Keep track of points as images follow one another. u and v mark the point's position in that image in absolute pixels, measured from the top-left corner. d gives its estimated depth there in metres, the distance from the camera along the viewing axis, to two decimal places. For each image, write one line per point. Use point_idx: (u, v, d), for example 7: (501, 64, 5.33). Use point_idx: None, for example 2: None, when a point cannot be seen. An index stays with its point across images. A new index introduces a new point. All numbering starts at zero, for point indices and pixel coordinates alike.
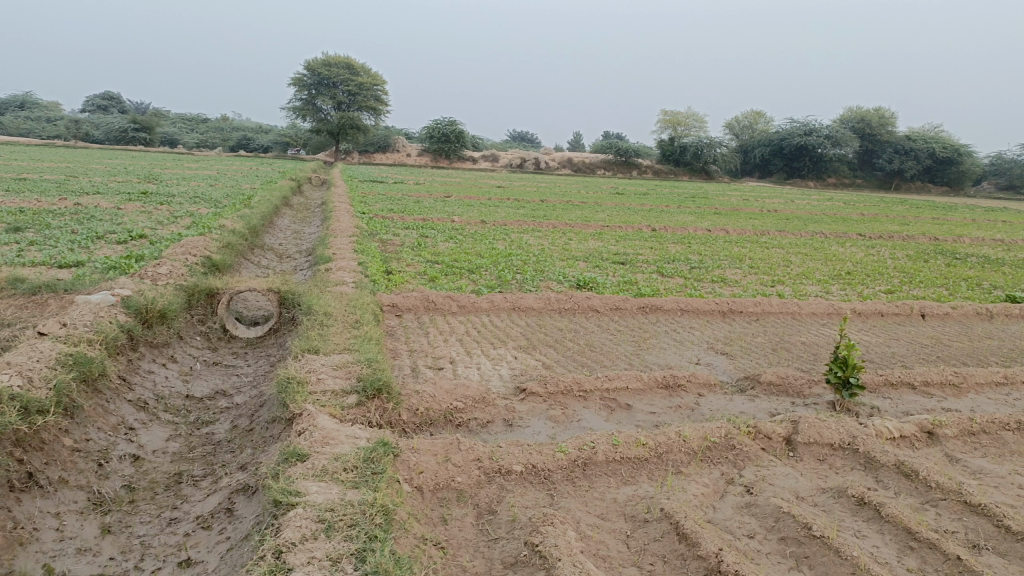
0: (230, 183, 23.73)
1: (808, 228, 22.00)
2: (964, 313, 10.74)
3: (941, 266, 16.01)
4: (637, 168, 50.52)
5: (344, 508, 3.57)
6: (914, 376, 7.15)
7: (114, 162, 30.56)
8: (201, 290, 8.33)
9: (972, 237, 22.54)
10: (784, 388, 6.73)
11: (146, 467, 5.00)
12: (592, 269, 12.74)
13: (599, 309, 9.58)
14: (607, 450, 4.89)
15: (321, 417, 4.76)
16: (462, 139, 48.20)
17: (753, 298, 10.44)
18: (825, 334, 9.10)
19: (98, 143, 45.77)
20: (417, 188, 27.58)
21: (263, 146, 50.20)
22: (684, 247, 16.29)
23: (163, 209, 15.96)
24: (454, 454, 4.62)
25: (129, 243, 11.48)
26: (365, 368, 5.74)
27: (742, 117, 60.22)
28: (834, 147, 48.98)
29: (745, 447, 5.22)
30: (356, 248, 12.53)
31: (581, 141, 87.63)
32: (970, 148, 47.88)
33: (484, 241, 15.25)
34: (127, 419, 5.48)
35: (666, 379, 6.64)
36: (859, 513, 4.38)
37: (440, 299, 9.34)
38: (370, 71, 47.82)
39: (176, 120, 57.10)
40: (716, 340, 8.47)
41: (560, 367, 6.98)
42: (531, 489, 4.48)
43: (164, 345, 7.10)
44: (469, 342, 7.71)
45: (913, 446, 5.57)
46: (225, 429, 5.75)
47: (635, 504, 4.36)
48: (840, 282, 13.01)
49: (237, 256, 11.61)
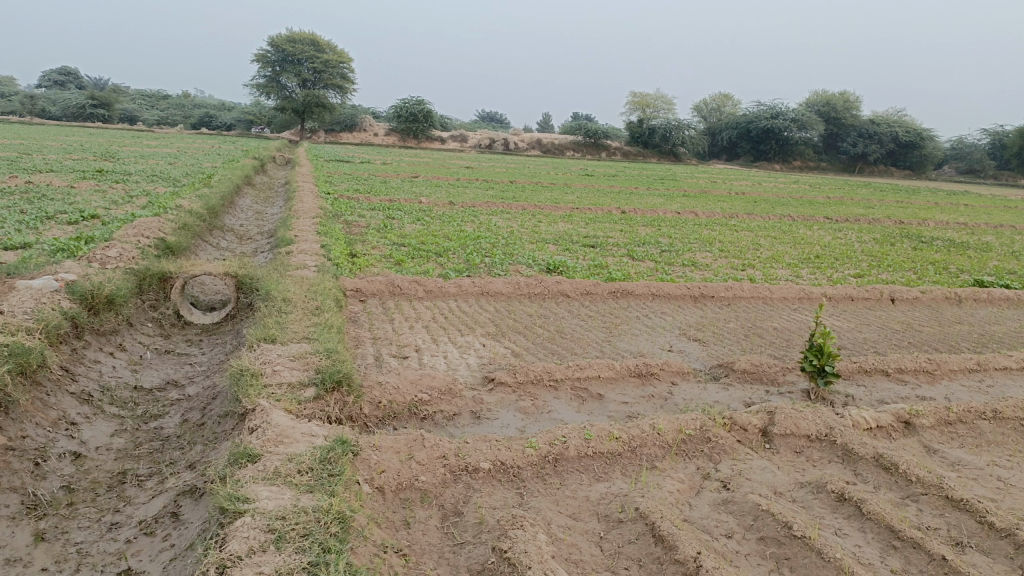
0: (190, 161, 23.01)
1: (776, 211, 22.02)
2: (933, 297, 10.74)
3: (908, 249, 16.07)
4: (607, 150, 50.31)
5: (296, 516, 3.30)
6: (888, 363, 7.05)
7: (69, 139, 29.51)
8: (153, 274, 7.92)
9: (937, 221, 22.76)
10: (758, 376, 6.57)
11: (88, 465, 4.66)
12: (561, 252, 12.51)
13: (569, 294, 9.36)
14: (579, 445, 4.67)
15: (275, 413, 4.47)
16: (430, 118, 47.51)
17: (724, 283, 10.29)
18: (797, 320, 8.99)
19: (53, 119, 44.32)
20: (384, 168, 27.06)
21: (226, 124, 49.05)
22: (654, 230, 16.12)
23: (119, 188, 15.36)
24: (418, 451, 4.36)
25: (80, 223, 10.96)
26: (324, 358, 5.44)
27: (710, 99, 60.35)
28: (801, 130, 49.26)
29: (721, 439, 5.04)
30: (319, 230, 12.13)
31: (551, 122, 87.38)
32: (932, 131, 48.54)
33: (452, 222, 14.93)
34: (68, 413, 5.12)
35: (639, 367, 6.44)
36: (839, 511, 4.22)
37: (406, 283, 9.04)
38: (335, 48, 46.80)
39: (136, 96, 55.51)
40: (689, 326, 8.30)
41: (530, 355, 6.74)
42: (500, 488, 4.24)
43: (112, 333, 6.72)
44: (435, 328, 7.43)
45: (890, 436, 5.45)
46: (174, 424, 5.43)
47: (609, 503, 4.15)
48: (810, 265, 12.94)
49: (194, 238, 11.16)
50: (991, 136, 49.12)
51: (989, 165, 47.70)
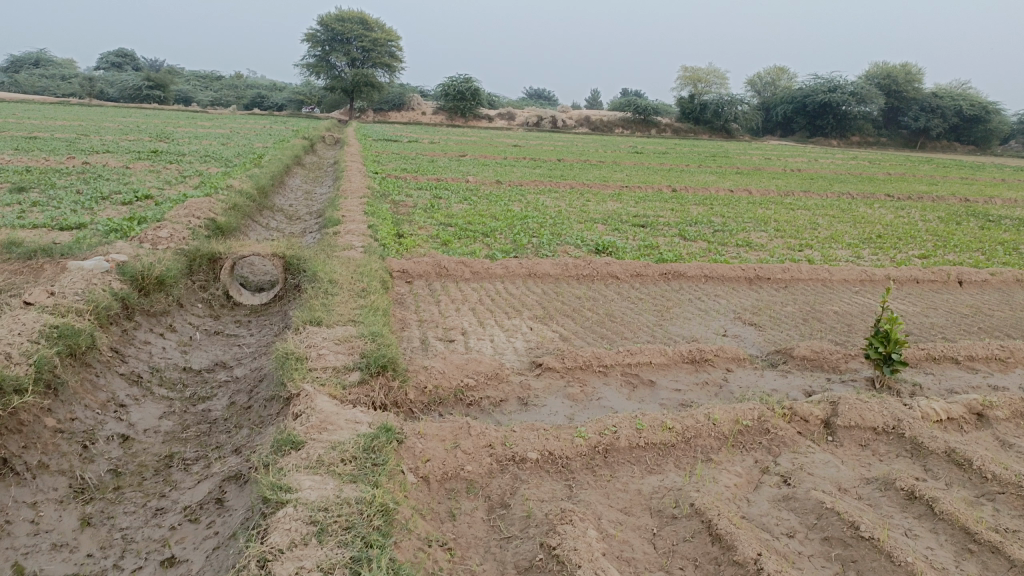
0: (242, 141, 23.23)
1: (834, 189, 21.28)
2: (1004, 280, 10.18)
3: (975, 228, 15.34)
4: (657, 126, 49.35)
5: (339, 508, 3.21)
6: (958, 350, 6.67)
7: (127, 120, 30.13)
8: (203, 255, 7.94)
9: (1005, 198, 21.71)
10: (817, 363, 6.29)
11: (136, 448, 4.66)
12: (610, 232, 12.24)
13: (619, 276, 9.13)
14: (630, 435, 4.49)
15: (320, 399, 4.39)
16: (478, 96, 47.22)
17: (781, 264, 9.92)
18: (859, 303, 8.62)
19: (112, 101, 45.27)
20: (431, 147, 26.98)
21: (278, 104, 49.59)
22: (706, 209, 15.70)
23: (172, 169, 15.55)
24: (464, 440, 4.24)
25: (134, 204, 11.10)
26: (369, 342, 5.34)
27: (764, 74, 58.78)
28: (859, 104, 47.56)
29: (780, 431, 4.81)
30: (366, 210, 12.10)
31: (599, 100, 86.31)
32: (999, 105, 46.45)
33: (499, 202, 14.76)
34: (117, 395, 5.14)
35: (692, 353, 6.22)
36: (908, 510, 3.96)
37: (452, 264, 8.92)
38: (384, 26, 46.79)
39: (191, 77, 56.55)
40: (744, 310, 8.01)
41: (579, 339, 6.57)
42: (548, 480, 4.10)
43: (162, 314, 6.76)
44: (482, 311, 7.31)
45: (961, 429, 5.13)
46: (222, 406, 5.41)
47: (662, 497, 3.97)
48: (871, 246, 12.43)
49: (244, 218, 11.20)
50: None
51: None
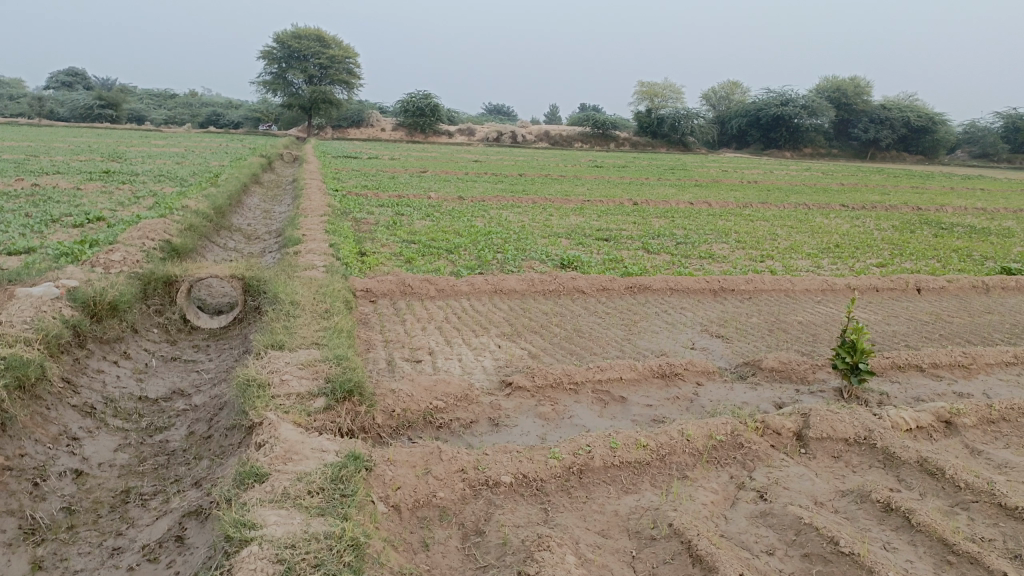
0: (198, 160, 22.81)
1: (790, 200, 21.66)
2: (960, 286, 10.40)
3: (928, 236, 15.70)
4: (615, 140, 49.79)
5: (307, 544, 3.07)
6: (922, 358, 6.75)
7: (77, 141, 29.42)
8: (158, 278, 7.69)
9: (954, 206, 22.31)
10: (786, 374, 6.30)
11: (90, 484, 4.44)
12: (574, 246, 12.23)
13: (585, 290, 9.09)
14: (604, 454, 4.41)
15: (284, 427, 4.23)
16: (438, 112, 47.21)
17: (744, 275, 9.99)
18: (822, 313, 8.70)
19: (62, 121, 44.22)
20: (391, 163, 26.80)
21: (233, 122, 48.92)
22: (668, 222, 15.82)
23: (125, 189, 15.15)
24: (435, 465, 4.12)
25: (86, 226, 10.76)
26: (334, 366, 5.19)
27: (719, 87, 59.87)
28: (811, 117, 48.65)
29: (754, 445, 4.78)
30: (327, 228, 11.91)
31: (557, 114, 86.96)
32: (944, 116, 47.91)
33: (462, 218, 14.67)
34: (69, 428, 4.90)
35: (662, 368, 6.17)
36: (886, 522, 3.94)
37: (417, 282, 8.78)
38: (341, 43, 46.55)
39: (144, 96, 55.59)
40: (711, 322, 8.02)
41: (548, 356, 6.49)
42: (523, 504, 3.99)
43: (116, 341, 6.50)
44: (449, 329, 7.19)
45: (930, 438, 5.16)
46: (180, 436, 5.20)
47: (639, 518, 3.89)
48: (830, 255, 12.62)
49: (201, 239, 10.92)
50: (1004, 119, 48.50)
51: (1003, 148, 47.08)
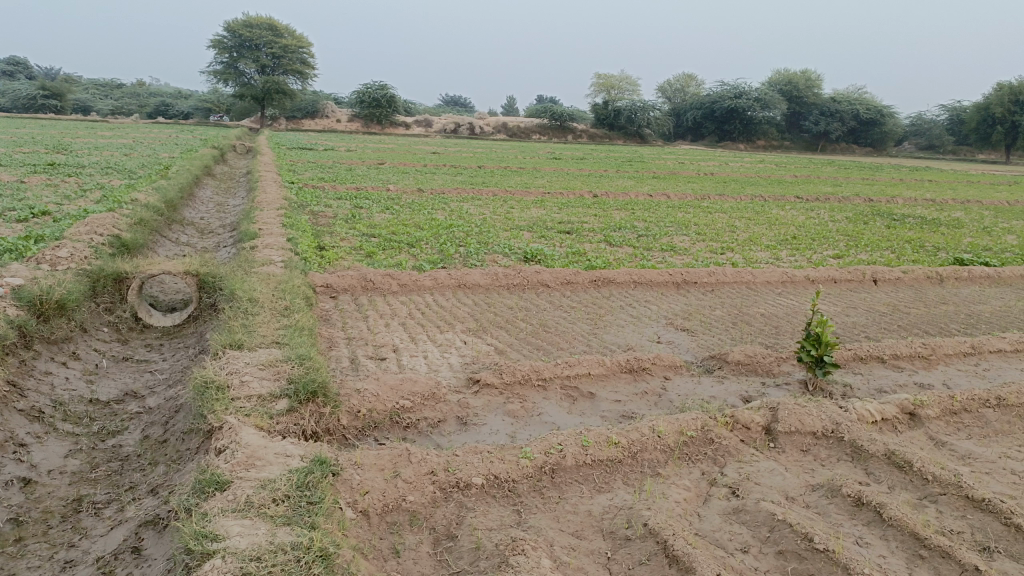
0: (147, 152, 22.15)
1: (746, 192, 21.91)
2: (915, 277, 10.61)
3: (881, 228, 16.02)
4: (573, 132, 49.85)
5: (273, 556, 2.93)
6: (884, 350, 6.84)
7: (20, 131, 28.35)
8: (108, 275, 7.39)
9: (904, 197, 22.83)
10: (752, 367, 6.31)
11: (39, 493, 4.21)
12: (537, 239, 12.16)
13: (549, 284, 9.03)
14: (576, 453, 4.34)
15: (245, 431, 4.07)
16: (394, 104, 46.71)
17: (706, 268, 10.03)
18: (784, 305, 8.77)
19: (2, 111, 42.65)
20: (348, 155, 26.42)
21: (183, 112, 47.70)
22: (628, 214, 15.85)
23: (71, 182, 14.61)
24: (404, 468, 4.00)
25: (30, 221, 10.33)
26: (296, 366, 5.03)
27: (673, 80, 60.36)
28: (764, 109, 49.38)
29: (724, 440, 4.76)
30: (284, 221, 11.63)
31: (514, 106, 86.80)
32: (892, 109, 49.10)
33: (422, 211, 14.49)
34: (16, 434, 4.65)
35: (629, 363, 6.13)
36: (857, 516, 3.96)
37: (378, 277, 8.62)
38: (293, 32, 45.71)
39: (88, 86, 53.94)
40: (675, 315, 8.02)
41: (515, 352, 6.41)
42: (495, 506, 3.91)
43: (63, 341, 6.22)
44: (413, 325, 7.06)
45: (895, 430, 5.21)
46: (134, 441, 4.98)
47: (613, 518, 3.84)
48: (788, 247, 12.77)
49: (152, 234, 10.57)
50: (949, 112, 49.88)
51: (948, 141, 48.45)
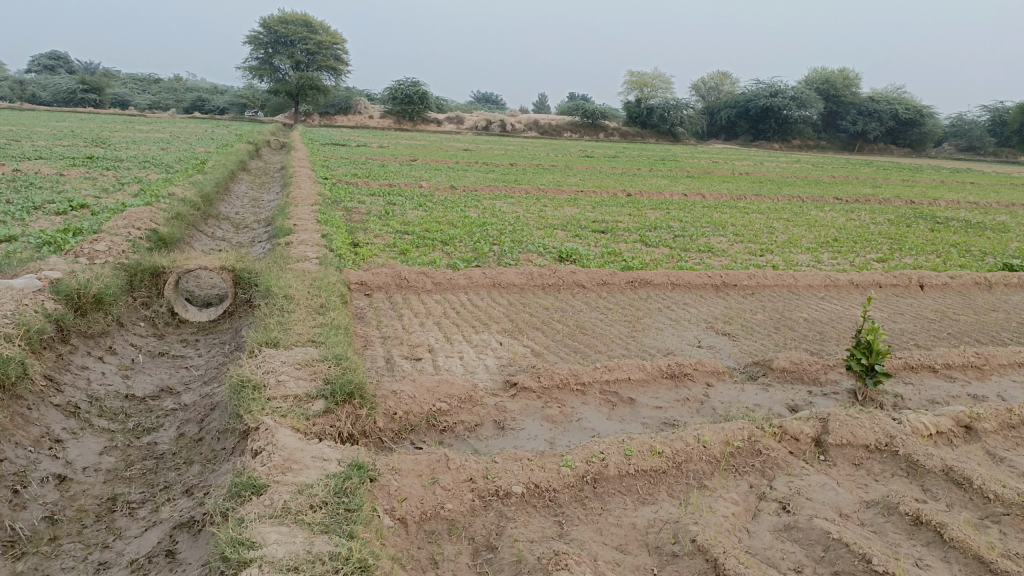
0: (184, 146, 22.39)
1: (783, 192, 21.52)
2: (963, 283, 10.27)
3: (924, 231, 15.58)
4: (605, 131, 49.52)
5: (311, 566, 2.83)
6: (935, 359, 6.59)
7: (60, 125, 28.81)
8: (144, 270, 7.39)
9: (947, 200, 22.23)
10: (798, 375, 6.12)
11: (74, 491, 4.18)
12: (571, 239, 12.00)
13: (585, 284, 8.88)
14: (619, 462, 4.20)
15: (282, 432, 4.00)
16: (426, 100, 46.72)
17: (746, 270, 9.79)
18: (828, 310, 8.52)
19: (44, 105, 43.50)
20: (380, 151, 26.42)
21: (219, 107, 48.17)
22: (663, 214, 15.63)
23: (109, 175, 14.76)
24: (442, 474, 3.90)
25: (69, 214, 10.41)
26: (333, 366, 4.95)
27: (708, 78, 59.72)
28: (800, 109, 48.51)
29: (773, 452, 4.58)
30: (319, 217, 11.61)
31: (547, 104, 86.60)
32: (932, 109, 48.02)
33: (455, 208, 14.41)
34: (52, 429, 4.63)
35: (671, 368, 5.97)
36: (915, 536, 3.77)
37: (413, 275, 8.53)
38: (328, 28, 45.96)
39: (127, 80, 54.80)
40: (715, 319, 7.82)
41: (552, 355, 6.27)
42: (535, 516, 3.78)
43: (100, 336, 6.22)
44: (448, 325, 6.96)
45: (951, 443, 4.99)
46: (170, 439, 4.93)
47: (658, 532, 3.68)
48: (829, 249, 12.47)
49: (188, 228, 10.61)
50: (991, 113, 48.67)
51: (989, 142, 47.29)
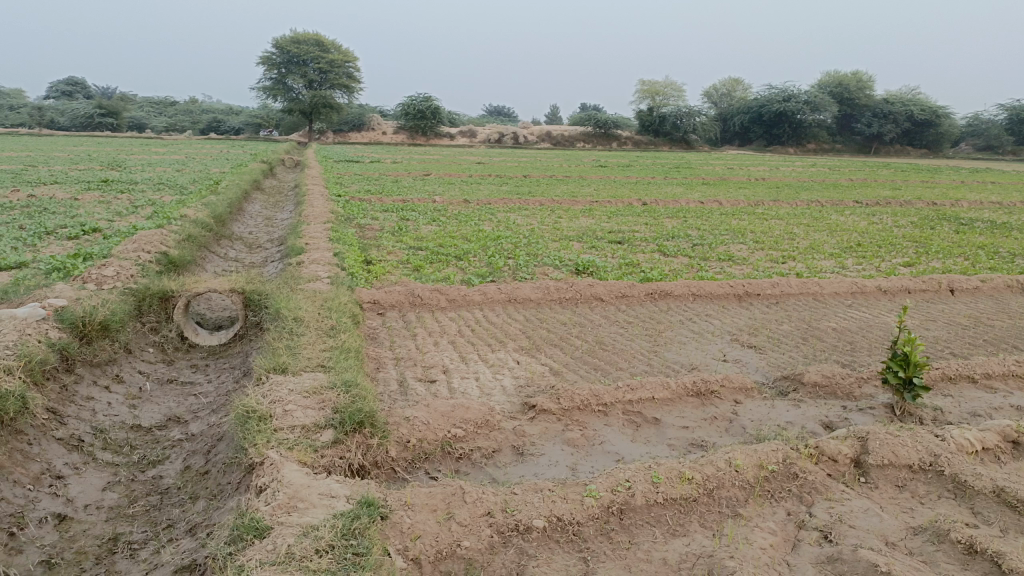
0: (198, 167, 22.42)
1: (802, 196, 21.18)
2: (994, 286, 9.92)
3: (949, 232, 15.19)
4: (618, 140, 49.23)
5: None
6: (974, 368, 6.28)
7: (77, 150, 28.96)
8: (153, 293, 7.22)
9: (969, 200, 21.76)
10: (830, 390, 5.83)
11: (74, 531, 3.99)
12: (587, 250, 11.77)
13: (604, 298, 8.63)
14: (646, 491, 3.94)
15: (288, 467, 3.79)
16: (438, 115, 46.75)
17: (769, 278, 9.49)
18: (856, 318, 8.22)
19: (63, 130, 43.96)
20: (394, 167, 26.38)
21: (234, 128, 48.48)
22: (680, 222, 15.36)
23: (123, 198, 14.72)
24: (458, 509, 3.66)
25: (80, 238, 10.31)
26: (343, 393, 4.73)
27: (720, 84, 59.42)
28: (814, 112, 48.04)
29: (810, 475, 4.31)
30: (331, 235, 11.46)
31: (558, 115, 86.59)
32: (948, 109, 47.44)
33: (469, 222, 14.23)
34: (54, 465, 4.45)
35: (696, 385, 5.70)
36: (971, 567, 3.47)
37: (427, 292, 8.32)
38: (339, 47, 46.18)
39: (144, 104, 55.27)
40: (740, 330, 7.54)
41: (571, 373, 6.03)
42: (558, 553, 3.53)
43: (107, 364, 6.05)
44: (464, 344, 6.73)
45: (999, 460, 4.68)
46: (175, 472, 4.74)
47: (692, 567, 3.41)
48: (853, 255, 12.14)
49: (199, 250, 10.47)
50: (1009, 111, 47.95)
51: (1008, 140, 46.57)
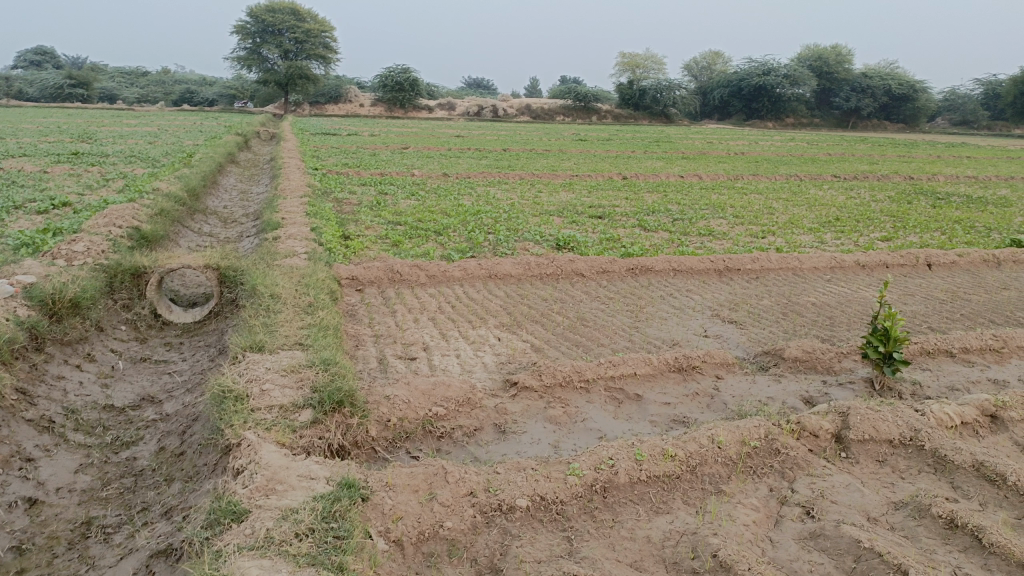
0: (172, 139, 22.00)
1: (780, 171, 21.21)
2: (970, 260, 9.99)
3: (926, 207, 15.29)
4: (597, 114, 48.91)
5: None
6: (952, 343, 6.32)
7: (46, 121, 28.30)
8: (125, 270, 7.05)
9: (945, 175, 21.90)
10: (811, 365, 5.84)
11: (45, 516, 3.89)
12: (567, 225, 11.70)
13: (584, 273, 8.58)
14: (629, 468, 3.92)
15: (266, 448, 3.71)
16: (416, 87, 46.18)
17: (749, 253, 9.48)
18: (836, 293, 8.24)
19: (31, 101, 42.92)
20: (371, 140, 26.01)
21: (208, 99, 47.56)
22: (660, 196, 15.32)
23: (94, 171, 14.39)
24: (440, 489, 3.61)
25: (50, 212, 10.06)
26: (321, 371, 4.64)
27: (699, 58, 59.18)
28: (793, 86, 48.06)
29: (792, 451, 4.31)
30: (308, 210, 11.27)
31: (537, 87, 85.84)
32: (924, 84, 47.69)
33: (448, 196, 14.07)
34: (23, 448, 4.34)
35: (678, 361, 5.68)
36: (951, 542, 3.49)
37: (406, 268, 8.22)
38: (315, 16, 45.34)
39: (115, 74, 54.07)
40: (721, 306, 7.53)
41: (553, 350, 5.99)
42: (542, 532, 3.50)
43: (78, 342, 5.91)
44: (444, 321, 6.66)
45: (977, 434, 4.71)
46: (150, 453, 4.64)
47: (676, 545, 3.40)
48: (831, 229, 12.18)
49: (173, 225, 10.26)
50: (984, 86, 48.30)
51: (982, 116, 46.96)
